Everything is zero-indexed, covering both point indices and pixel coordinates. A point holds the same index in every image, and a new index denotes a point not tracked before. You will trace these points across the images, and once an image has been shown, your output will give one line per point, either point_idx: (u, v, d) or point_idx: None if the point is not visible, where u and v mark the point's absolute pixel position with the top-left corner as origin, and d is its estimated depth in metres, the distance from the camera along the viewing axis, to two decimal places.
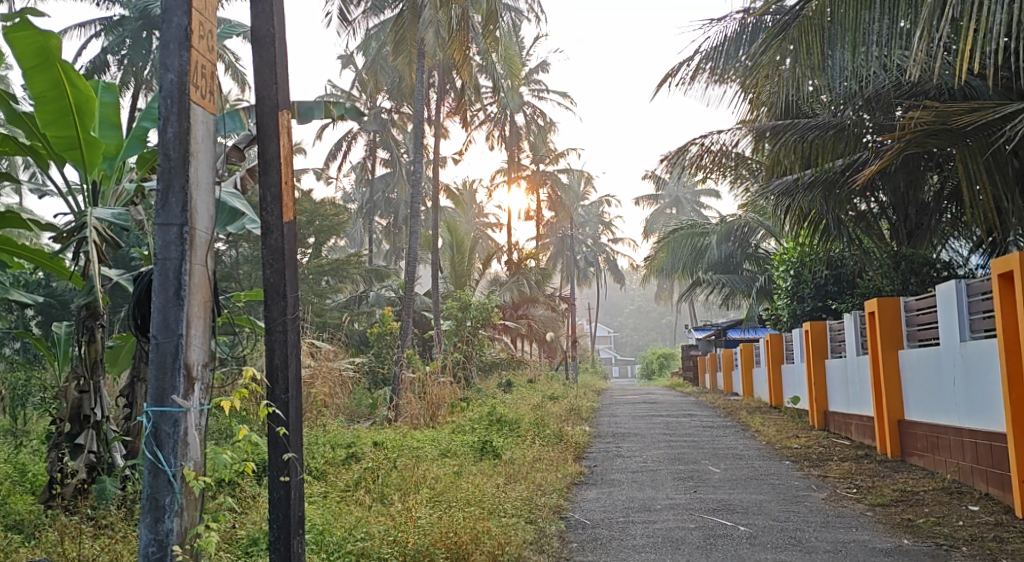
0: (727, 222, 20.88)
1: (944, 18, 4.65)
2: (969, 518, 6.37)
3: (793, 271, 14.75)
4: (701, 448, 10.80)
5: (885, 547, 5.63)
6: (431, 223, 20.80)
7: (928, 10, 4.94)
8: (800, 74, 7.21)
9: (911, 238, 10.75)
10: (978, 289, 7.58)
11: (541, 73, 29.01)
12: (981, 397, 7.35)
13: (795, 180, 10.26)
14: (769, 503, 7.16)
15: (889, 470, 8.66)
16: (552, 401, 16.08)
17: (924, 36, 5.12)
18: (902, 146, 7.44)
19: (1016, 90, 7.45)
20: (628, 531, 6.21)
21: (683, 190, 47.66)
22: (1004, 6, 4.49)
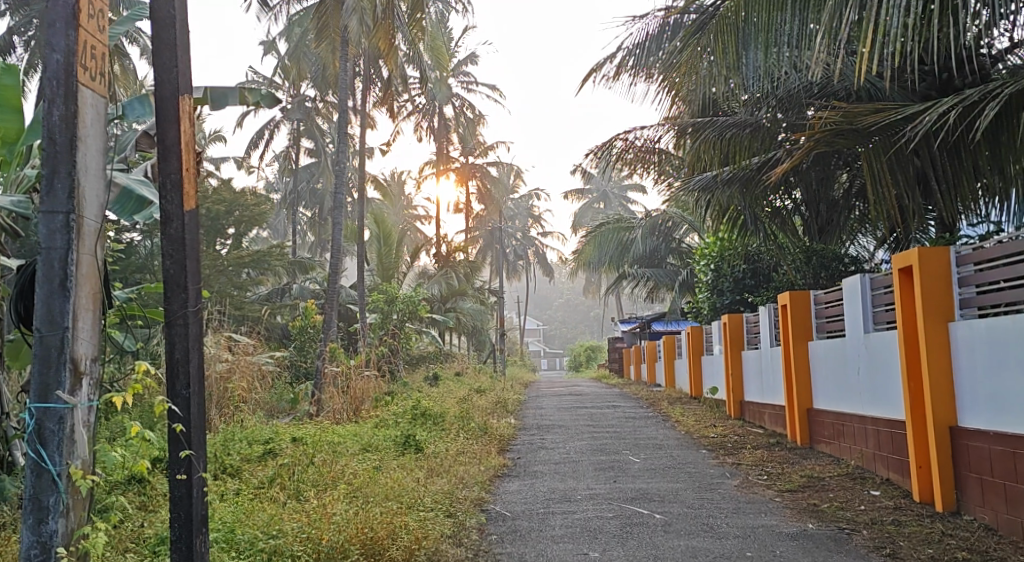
0: (652, 217, 21.26)
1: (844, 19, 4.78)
2: (870, 502, 6.63)
3: (713, 265, 15.02)
4: (622, 439, 10.96)
5: (790, 531, 5.81)
6: (357, 214, 20.48)
7: (828, 10, 5.06)
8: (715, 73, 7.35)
9: (821, 233, 10.73)
10: (881, 282, 7.87)
11: (469, 65, 28.92)
12: (882, 386, 7.65)
13: (714, 177, 10.44)
14: (684, 491, 7.32)
15: (798, 457, 8.96)
16: (479, 394, 16.09)
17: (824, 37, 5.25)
18: (812, 145, 7.63)
19: (919, 93, 7.75)
20: (547, 522, 6.25)
21: (611, 184, 48.24)
22: (899, 8, 4.63)
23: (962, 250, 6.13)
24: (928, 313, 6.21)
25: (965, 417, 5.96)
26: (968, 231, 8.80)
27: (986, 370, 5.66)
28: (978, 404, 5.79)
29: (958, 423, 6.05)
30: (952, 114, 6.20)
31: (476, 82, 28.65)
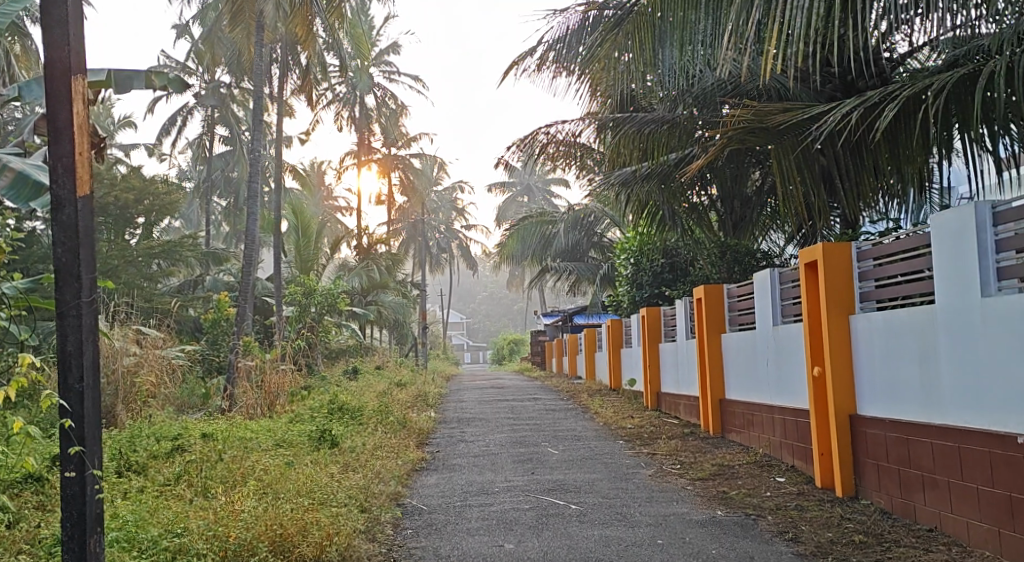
0: (574, 211, 21.45)
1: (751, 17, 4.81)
2: (776, 488, 6.85)
3: (633, 259, 15.23)
4: (542, 431, 11.04)
5: (700, 518, 5.94)
6: (274, 204, 19.97)
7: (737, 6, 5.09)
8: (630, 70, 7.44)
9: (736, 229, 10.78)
10: (789, 277, 8.12)
11: (391, 55, 28.59)
12: (789, 377, 7.90)
13: (633, 172, 10.59)
14: (600, 481, 7.41)
15: (711, 446, 9.19)
16: (399, 388, 15.95)
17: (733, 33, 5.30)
18: (725, 142, 7.81)
19: (825, 93, 8.01)
20: (463, 515, 6.23)
21: (535, 178, 48.43)
22: (803, 10, 4.68)
23: (863, 245, 6.34)
24: (831, 306, 6.43)
25: (863, 405, 6.21)
26: (870, 228, 9.15)
27: (883, 361, 5.90)
28: (876, 394, 6.03)
29: (858, 412, 6.29)
30: (854, 114, 6.42)
31: (398, 72, 28.35)
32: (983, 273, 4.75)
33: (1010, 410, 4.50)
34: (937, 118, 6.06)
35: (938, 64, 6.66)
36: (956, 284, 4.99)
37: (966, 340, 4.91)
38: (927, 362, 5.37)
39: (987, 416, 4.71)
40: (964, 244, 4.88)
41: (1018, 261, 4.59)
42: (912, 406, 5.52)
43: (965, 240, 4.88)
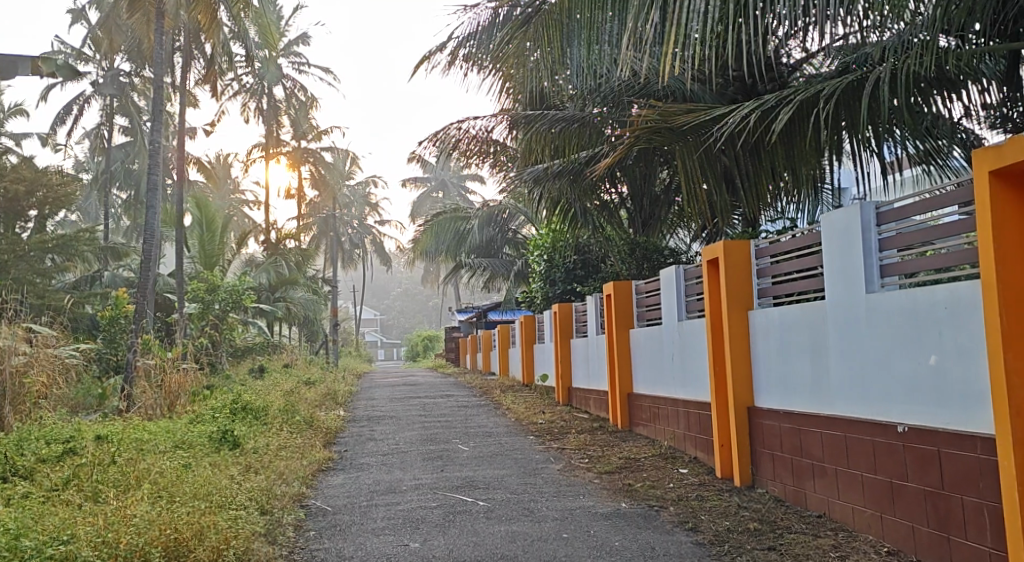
0: (488, 207, 21.42)
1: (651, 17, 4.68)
2: (679, 480, 7.02)
3: (546, 255, 15.31)
4: (453, 428, 11.02)
5: (605, 511, 6.03)
6: (177, 198, 19.28)
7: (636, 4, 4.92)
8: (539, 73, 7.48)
9: (645, 226, 11.02)
10: (693, 274, 8.32)
11: (301, 46, 28.00)
12: (692, 371, 8.10)
13: (545, 169, 10.65)
14: (509, 477, 7.44)
15: (618, 440, 9.34)
16: (307, 386, 15.65)
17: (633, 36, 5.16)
18: (632, 142, 7.93)
19: (727, 95, 8.24)
20: (369, 515, 6.15)
21: (449, 173, 48.23)
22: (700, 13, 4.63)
23: (761, 242, 6.56)
24: (730, 301, 6.62)
25: (760, 397, 6.43)
26: (770, 227, 9.45)
27: (779, 355, 6.10)
28: (772, 386, 6.24)
29: (755, 404, 6.51)
30: (751, 117, 6.61)
31: (309, 64, 27.77)
32: (868, 271, 4.97)
33: (891, 401, 4.72)
34: (827, 123, 6.31)
35: (830, 71, 6.93)
36: (844, 280, 5.20)
37: (853, 334, 5.13)
38: (818, 356, 5.58)
39: (871, 406, 4.93)
40: (850, 243, 5.11)
41: (899, 260, 4.81)
42: (804, 397, 5.73)
43: (852, 239, 5.09)
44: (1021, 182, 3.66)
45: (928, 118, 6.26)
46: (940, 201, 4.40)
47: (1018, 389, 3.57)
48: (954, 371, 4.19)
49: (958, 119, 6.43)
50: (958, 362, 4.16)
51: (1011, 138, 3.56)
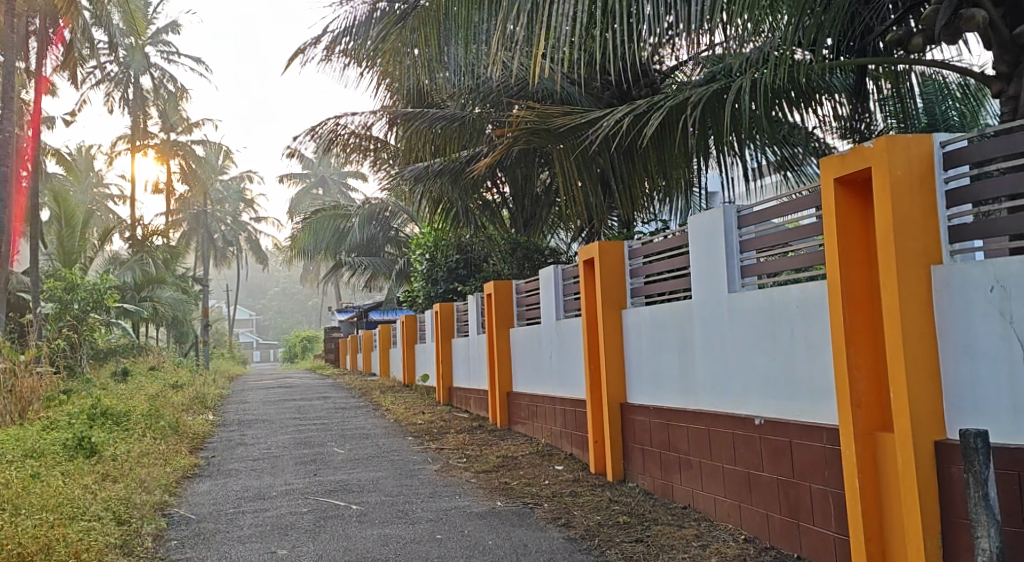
0: (369, 205, 21.07)
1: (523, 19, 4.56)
2: (554, 476, 7.13)
3: (427, 255, 15.17)
4: (329, 431, 10.78)
5: (480, 510, 6.04)
6: (30, 190, 18.05)
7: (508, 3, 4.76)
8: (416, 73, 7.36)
9: (526, 226, 11.11)
10: (571, 273, 8.44)
11: (171, 35, 26.78)
12: (569, 369, 8.23)
13: (426, 168, 10.49)
14: (384, 479, 7.35)
15: (497, 439, 9.40)
16: (174, 390, 14.96)
17: (507, 37, 5.01)
18: (511, 142, 7.96)
19: (604, 100, 8.44)
20: (235, 522, 5.95)
21: (329, 170, 47.28)
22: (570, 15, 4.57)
23: (634, 243, 6.74)
24: (605, 301, 6.78)
25: (632, 394, 6.61)
26: (644, 229, 9.71)
27: (650, 353, 6.30)
28: (643, 383, 6.43)
29: (627, 400, 6.68)
30: (623, 121, 6.75)
31: (179, 53, 26.58)
32: (730, 271, 5.20)
33: (750, 395, 4.95)
34: (694, 129, 6.53)
35: (698, 80, 7.22)
36: (708, 281, 5.42)
37: (716, 332, 5.35)
38: (684, 353, 5.79)
39: (732, 400, 5.16)
40: (714, 244, 5.33)
41: (757, 261, 5.05)
42: (672, 394, 5.94)
43: (716, 241, 5.31)
44: (863, 190, 3.91)
45: (786, 127, 6.64)
46: (796, 205, 4.65)
47: (858, 382, 3.82)
48: (805, 366, 4.43)
49: (812, 129, 6.86)
50: (808, 358, 4.40)
51: (852, 149, 3.80)
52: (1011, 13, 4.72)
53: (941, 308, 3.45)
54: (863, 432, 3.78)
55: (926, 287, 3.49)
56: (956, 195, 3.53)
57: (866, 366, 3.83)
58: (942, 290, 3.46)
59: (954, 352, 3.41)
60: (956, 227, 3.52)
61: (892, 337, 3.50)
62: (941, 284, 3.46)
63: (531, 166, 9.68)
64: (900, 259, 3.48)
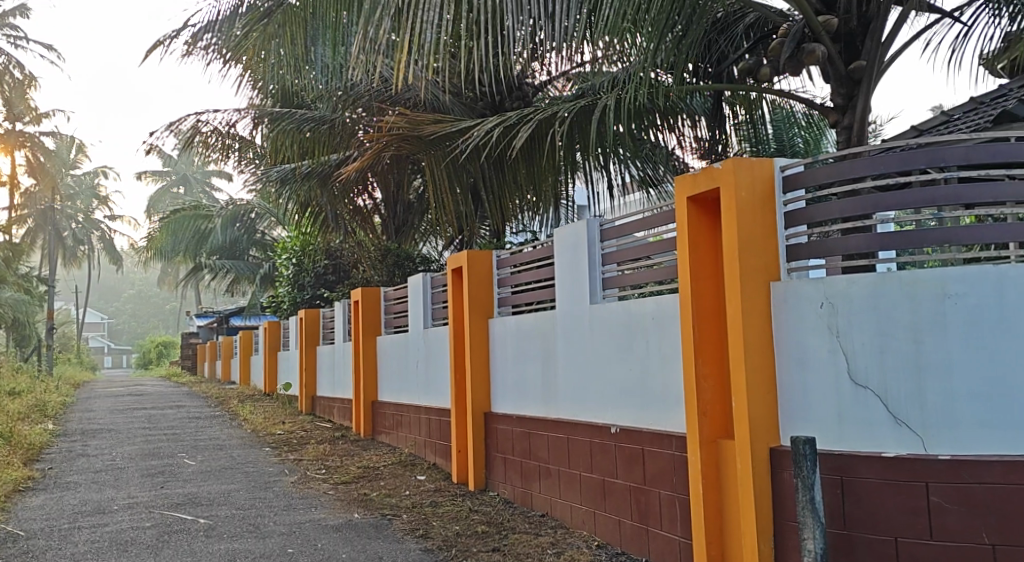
0: (233, 206, 20.28)
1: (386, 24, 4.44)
2: (415, 487, 7.07)
3: (293, 259, 14.69)
4: (181, 441, 10.28)
5: (336, 523, 5.91)
6: None
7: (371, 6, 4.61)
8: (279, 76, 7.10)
9: (398, 232, 11.03)
10: (439, 282, 8.39)
11: (19, 18, 24.96)
12: (434, 378, 8.18)
13: (293, 170, 10.27)
14: (237, 492, 7.07)
15: (359, 449, 9.24)
16: (10, 398, 13.88)
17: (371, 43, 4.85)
18: (381, 147, 7.83)
19: (477, 109, 8.46)
20: (69, 539, 5.57)
21: (192, 169, 45.29)
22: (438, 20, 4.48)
23: (502, 253, 6.79)
24: (471, 310, 6.80)
25: (496, 403, 6.64)
26: (514, 239, 9.79)
27: (514, 362, 6.35)
28: (507, 392, 6.48)
29: (491, 409, 6.71)
30: (493, 132, 6.75)
31: (27, 38, 24.79)
32: (592, 283, 5.32)
33: (607, 404, 5.08)
34: (562, 142, 6.62)
35: (568, 95, 7.34)
36: (570, 293, 5.54)
37: (577, 343, 5.46)
38: (546, 363, 5.87)
39: (590, 410, 5.27)
40: (578, 256, 5.45)
41: (618, 273, 5.19)
42: (535, 403, 6.02)
43: (580, 253, 5.42)
44: (712, 208, 4.10)
45: (648, 146, 6.87)
46: (656, 221, 4.80)
47: (705, 392, 3.99)
48: (658, 376, 4.59)
49: (672, 148, 7.13)
50: (661, 369, 4.56)
51: (704, 168, 3.97)
52: (847, 49, 5.06)
53: (778, 322, 3.66)
54: (708, 440, 3.95)
55: (766, 302, 3.68)
56: (793, 216, 3.75)
57: (711, 376, 4.01)
58: (780, 305, 3.67)
59: (788, 365, 3.63)
60: (793, 246, 3.76)
61: (735, 350, 3.67)
62: (779, 301, 3.67)
63: (403, 171, 9.55)
64: (743, 277, 3.67)
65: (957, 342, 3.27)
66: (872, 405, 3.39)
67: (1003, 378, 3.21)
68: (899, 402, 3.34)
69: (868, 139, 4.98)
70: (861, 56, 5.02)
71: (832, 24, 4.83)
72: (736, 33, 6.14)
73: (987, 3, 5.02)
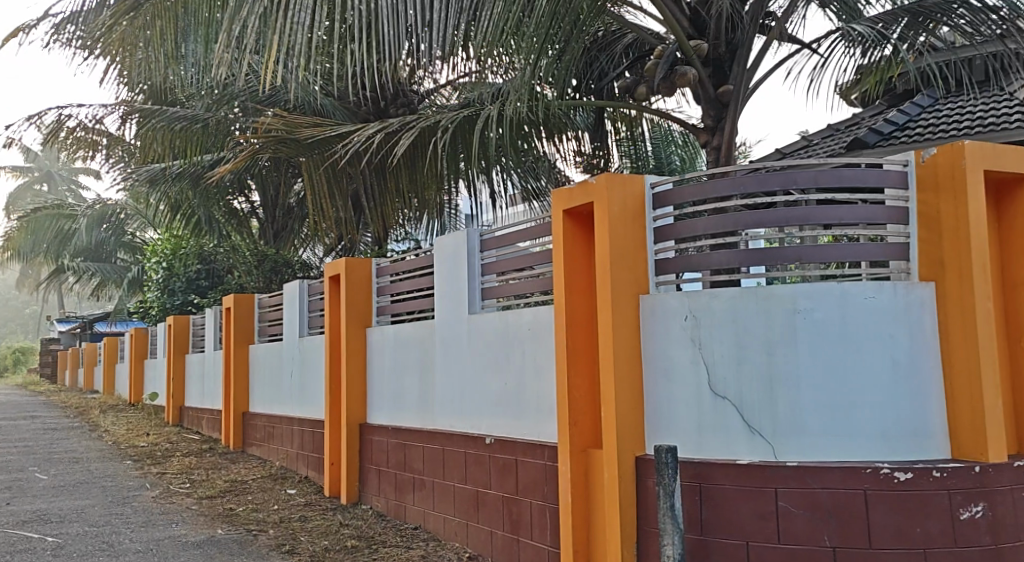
0: (100, 205, 19.20)
1: (253, 28, 4.30)
2: (284, 501, 6.87)
3: (164, 263, 14.04)
4: (32, 455, 9.63)
5: (197, 539, 5.67)
6: None
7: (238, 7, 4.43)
8: (145, 72, 6.74)
9: (276, 238, 11.06)
10: (316, 290, 8.19)
11: None
12: (309, 389, 7.97)
13: (164, 170, 9.83)
14: (91, 508, 6.68)
15: (227, 462, 8.91)
16: None
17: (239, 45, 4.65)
18: (256, 149, 7.57)
19: (360, 113, 8.31)
20: None
21: (57, 165, 42.69)
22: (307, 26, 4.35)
23: (381, 261, 6.70)
24: (348, 319, 6.68)
25: (372, 414, 6.55)
26: (396, 247, 9.63)
27: (391, 372, 6.28)
28: (383, 403, 6.40)
29: (366, 420, 6.60)
30: (374, 139, 6.59)
31: None
32: (471, 292, 5.32)
33: (482, 415, 5.09)
34: (443, 150, 6.58)
35: (454, 103, 7.29)
36: (449, 302, 5.52)
37: (455, 353, 5.44)
38: (423, 374, 5.83)
39: (466, 421, 5.26)
40: (457, 266, 5.43)
41: (497, 284, 5.21)
42: (411, 414, 5.97)
43: (460, 263, 5.41)
44: (587, 222, 4.19)
45: (532, 158, 6.92)
46: (538, 232, 4.81)
47: (576, 402, 4.06)
48: (532, 387, 4.63)
49: (556, 160, 7.10)
50: (535, 380, 4.60)
51: (579, 183, 4.04)
52: (715, 73, 5.29)
53: (647, 334, 3.77)
54: (578, 450, 4.02)
55: (636, 314, 3.78)
56: (662, 232, 3.87)
57: (583, 387, 4.08)
58: (648, 317, 3.77)
59: (654, 375, 3.73)
60: (662, 260, 3.88)
61: (606, 360, 3.75)
62: (647, 313, 3.78)
63: (283, 175, 9.26)
64: (613, 289, 3.75)
65: (806, 355, 3.45)
66: (729, 415, 3.54)
67: (848, 389, 3.41)
68: (753, 411, 3.49)
69: (735, 159, 5.19)
70: (729, 80, 5.28)
71: (703, 50, 5.07)
72: (614, 52, 6.33)
73: (842, 36, 5.27)
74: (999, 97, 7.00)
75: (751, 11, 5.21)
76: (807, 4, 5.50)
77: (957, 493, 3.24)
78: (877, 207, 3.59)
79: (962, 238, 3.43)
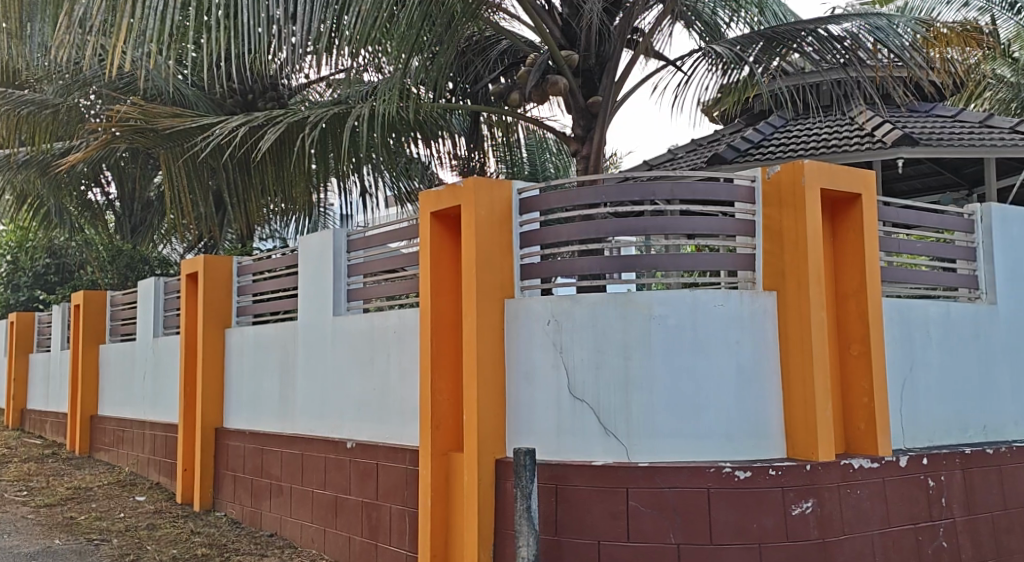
0: None
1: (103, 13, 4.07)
2: (132, 508, 6.53)
3: (7, 256, 13.10)
4: None
5: (30, 551, 5.30)
6: None
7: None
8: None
9: (133, 234, 10.24)
10: (173, 288, 7.86)
11: None
12: (162, 391, 7.62)
13: (8, 156, 9.34)
14: None
15: (70, 468, 8.39)
16: None
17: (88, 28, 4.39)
18: (110, 138, 7.19)
19: (225, 106, 8.02)
20: None
21: None
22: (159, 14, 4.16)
23: (243, 260, 6.48)
24: (208, 318, 6.43)
25: (229, 418, 6.32)
26: (263, 244, 9.37)
27: (251, 374, 6.08)
28: (242, 407, 6.19)
29: (223, 424, 6.37)
30: (238, 132, 6.35)
31: None
32: (336, 293, 5.22)
33: (343, 418, 5.01)
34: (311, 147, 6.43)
35: (325, 99, 7.15)
36: (313, 303, 5.40)
37: (317, 355, 5.32)
38: (284, 377, 5.68)
39: (327, 425, 5.16)
40: (322, 265, 5.33)
41: (363, 285, 5.17)
42: (270, 417, 5.79)
43: (325, 262, 5.31)
44: (453, 226, 4.19)
45: (403, 159, 6.87)
46: (406, 233, 4.77)
47: (439, 405, 4.05)
48: (395, 391, 4.60)
49: (428, 161, 7.06)
50: (399, 383, 4.57)
51: (446, 186, 4.04)
52: (585, 84, 5.43)
53: (510, 337, 3.81)
54: (439, 453, 4.02)
55: (499, 318, 3.82)
56: (527, 237, 3.92)
57: (447, 390, 4.08)
58: (512, 321, 3.82)
59: (516, 378, 3.78)
60: (527, 265, 3.92)
61: (469, 362, 3.77)
62: (511, 316, 3.82)
63: (142, 166, 8.83)
64: (479, 292, 3.77)
65: (660, 359, 3.58)
66: (585, 418, 3.63)
67: (697, 392, 3.57)
68: (609, 414, 3.59)
69: (602, 168, 5.33)
70: (598, 91, 5.40)
71: (574, 60, 5.26)
72: (490, 56, 6.37)
73: (704, 56, 5.57)
74: (840, 120, 7.49)
75: (620, 27, 5.34)
76: (672, 23, 5.78)
77: (790, 490, 3.44)
78: (728, 219, 3.77)
79: (802, 251, 3.66)
